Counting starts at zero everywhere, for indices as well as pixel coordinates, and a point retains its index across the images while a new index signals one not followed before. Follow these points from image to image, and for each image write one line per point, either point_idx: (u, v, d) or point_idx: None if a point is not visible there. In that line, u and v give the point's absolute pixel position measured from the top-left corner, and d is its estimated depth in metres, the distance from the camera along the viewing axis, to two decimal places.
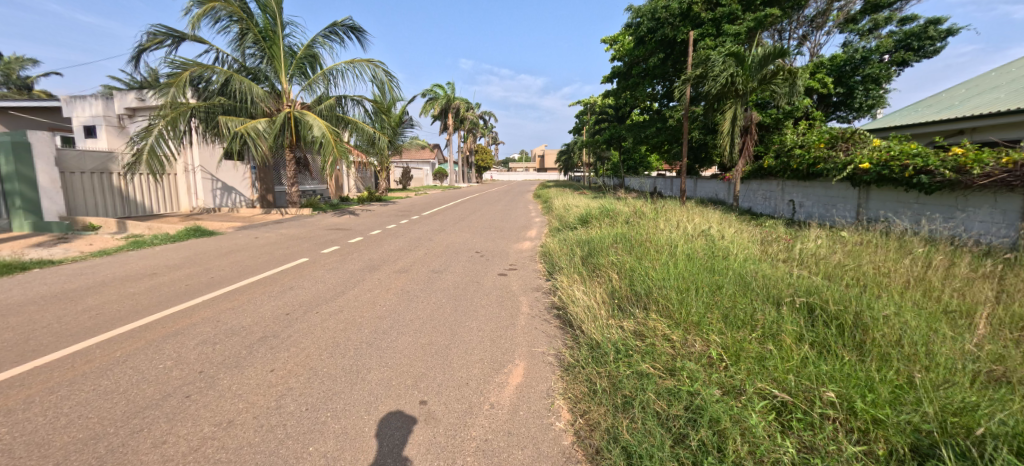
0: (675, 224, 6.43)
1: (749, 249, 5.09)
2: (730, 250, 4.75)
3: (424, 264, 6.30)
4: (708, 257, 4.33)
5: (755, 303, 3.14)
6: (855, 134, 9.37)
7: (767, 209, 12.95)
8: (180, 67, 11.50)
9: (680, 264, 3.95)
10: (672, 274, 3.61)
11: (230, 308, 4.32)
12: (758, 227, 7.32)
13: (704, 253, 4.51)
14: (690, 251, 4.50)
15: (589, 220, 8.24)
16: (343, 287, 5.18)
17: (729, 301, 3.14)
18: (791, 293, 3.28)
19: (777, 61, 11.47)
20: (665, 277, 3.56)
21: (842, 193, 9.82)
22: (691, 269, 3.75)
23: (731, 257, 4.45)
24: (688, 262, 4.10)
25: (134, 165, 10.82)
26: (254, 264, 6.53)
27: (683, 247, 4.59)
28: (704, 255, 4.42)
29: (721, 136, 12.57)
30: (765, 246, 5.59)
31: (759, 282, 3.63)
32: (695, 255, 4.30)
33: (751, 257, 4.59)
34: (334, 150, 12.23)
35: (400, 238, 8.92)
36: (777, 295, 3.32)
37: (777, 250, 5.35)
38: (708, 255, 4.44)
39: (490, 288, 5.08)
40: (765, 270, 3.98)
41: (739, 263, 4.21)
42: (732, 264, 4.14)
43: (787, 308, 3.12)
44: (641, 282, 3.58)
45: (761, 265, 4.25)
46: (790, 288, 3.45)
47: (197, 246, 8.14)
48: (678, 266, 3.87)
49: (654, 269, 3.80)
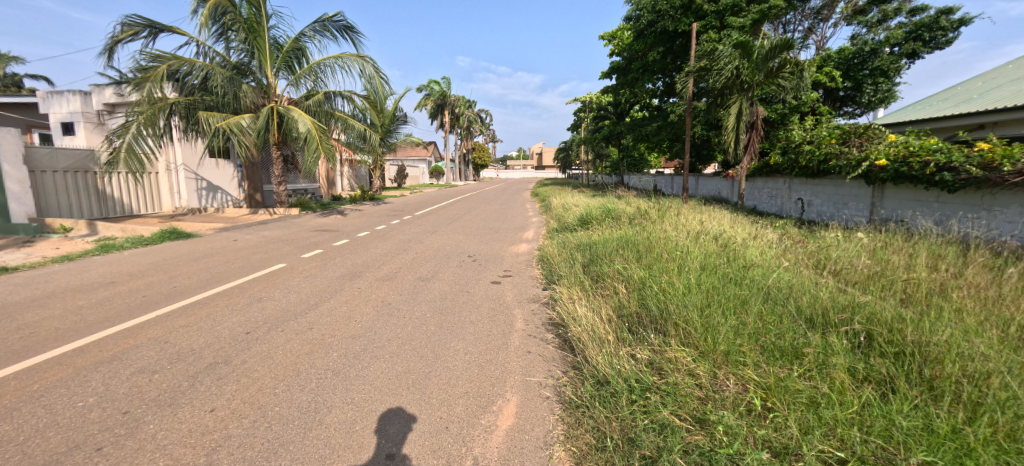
0: (682, 226, 5.93)
1: (769, 255, 4.59)
2: (749, 257, 4.24)
3: (411, 271, 5.78)
4: (727, 266, 3.82)
5: (793, 326, 2.64)
6: (869, 129, 8.87)
7: (773, 207, 12.47)
8: (156, 59, 10.87)
9: (698, 275, 3.44)
10: (691, 288, 3.10)
11: (184, 326, 3.79)
12: (770, 229, 6.82)
13: (722, 261, 3.99)
14: (706, 259, 3.98)
15: (590, 221, 7.72)
16: (318, 298, 4.66)
17: (760, 324, 2.64)
18: (831, 315, 2.78)
19: (784, 54, 10.95)
20: (683, 291, 3.05)
21: (854, 191, 9.34)
22: (711, 282, 3.24)
23: (752, 265, 3.94)
24: (706, 272, 3.59)
25: (111, 164, 10.19)
26: (227, 270, 6.00)
27: (698, 254, 4.07)
28: (722, 263, 3.90)
29: (726, 132, 12.09)
30: (786, 251, 5.09)
31: (791, 298, 3.13)
32: (713, 264, 3.79)
33: (774, 265, 4.09)
34: (320, 146, 11.76)
35: (389, 240, 8.37)
36: (816, 317, 2.81)
37: (800, 256, 4.84)
38: (726, 264, 3.93)
39: (480, 299, 4.57)
40: (794, 283, 3.46)
41: (763, 274, 3.70)
42: (756, 275, 3.63)
43: (830, 332, 2.63)
44: (654, 298, 3.07)
45: (787, 275, 3.75)
46: (829, 305, 2.94)
47: (170, 250, 7.58)
48: (695, 277, 3.35)
49: (667, 281, 3.28)
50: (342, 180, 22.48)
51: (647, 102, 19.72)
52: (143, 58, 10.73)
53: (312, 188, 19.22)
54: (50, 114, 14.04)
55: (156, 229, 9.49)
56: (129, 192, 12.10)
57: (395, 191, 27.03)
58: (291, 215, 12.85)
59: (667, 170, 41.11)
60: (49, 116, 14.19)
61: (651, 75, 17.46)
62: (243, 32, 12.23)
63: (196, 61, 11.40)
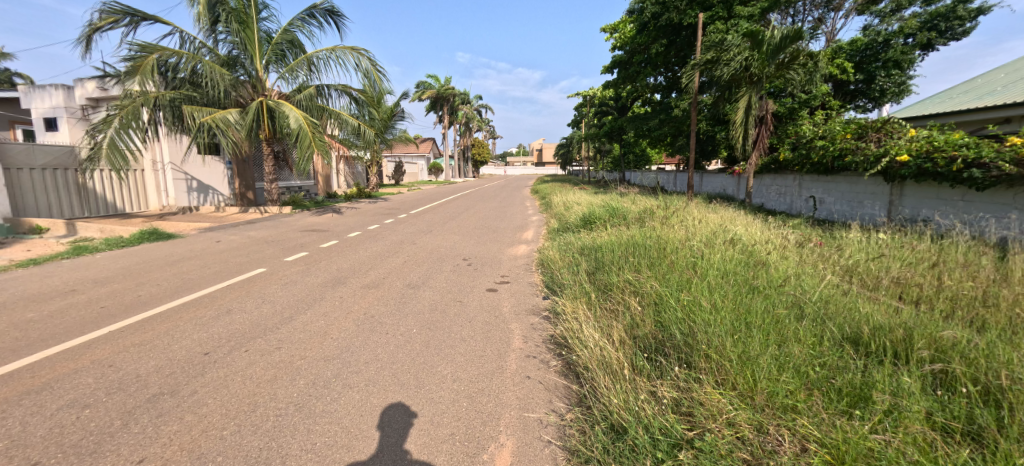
0: (694, 227, 5.48)
1: (795, 263, 4.12)
2: (774, 267, 3.78)
3: (400, 276, 5.32)
4: (753, 278, 3.37)
5: (848, 361, 2.20)
6: (889, 123, 8.38)
7: (782, 206, 11.99)
8: (145, 49, 10.28)
9: (723, 290, 3.00)
10: (718, 307, 2.66)
11: (137, 347, 3.35)
12: (785, 229, 6.37)
13: (746, 271, 3.52)
14: (727, 269, 3.53)
15: (594, 222, 7.24)
16: (294, 309, 4.20)
17: (809, 357, 2.20)
18: (895, 350, 2.33)
19: (796, 44, 10.45)
20: (709, 312, 2.60)
21: (871, 189, 8.88)
22: (739, 299, 2.80)
23: (782, 277, 3.48)
24: (731, 286, 3.15)
25: (92, 159, 9.44)
26: (201, 276, 5.55)
27: (718, 264, 3.60)
28: (747, 274, 3.44)
29: (734, 127, 11.61)
30: (812, 257, 4.63)
31: (837, 323, 2.67)
32: (737, 276, 3.34)
33: (804, 276, 3.63)
34: (311, 143, 11.16)
35: (380, 242, 7.90)
36: (874, 351, 2.37)
37: (829, 265, 4.38)
38: (750, 275, 3.47)
39: (473, 310, 4.12)
40: (837, 302, 3.00)
41: (794, 288, 3.26)
42: (787, 290, 3.19)
43: (893, 365, 2.19)
44: (676, 319, 2.63)
45: (823, 289, 3.29)
46: (887, 332, 2.48)
47: (146, 252, 7.10)
48: (722, 294, 2.89)
49: (689, 297, 2.83)
50: (337, 177, 21.99)
51: (649, 97, 19.25)
52: (129, 49, 10.18)
53: (307, 186, 18.75)
54: (33, 110, 13.61)
55: (135, 229, 9.01)
56: (114, 191, 11.64)
57: (392, 191, 23.89)
58: (282, 213, 12.36)
59: (668, 167, 40.64)
60: (32, 111, 13.76)
61: (653, 69, 16.98)
62: (231, 22, 11.61)
63: (182, 52, 10.87)
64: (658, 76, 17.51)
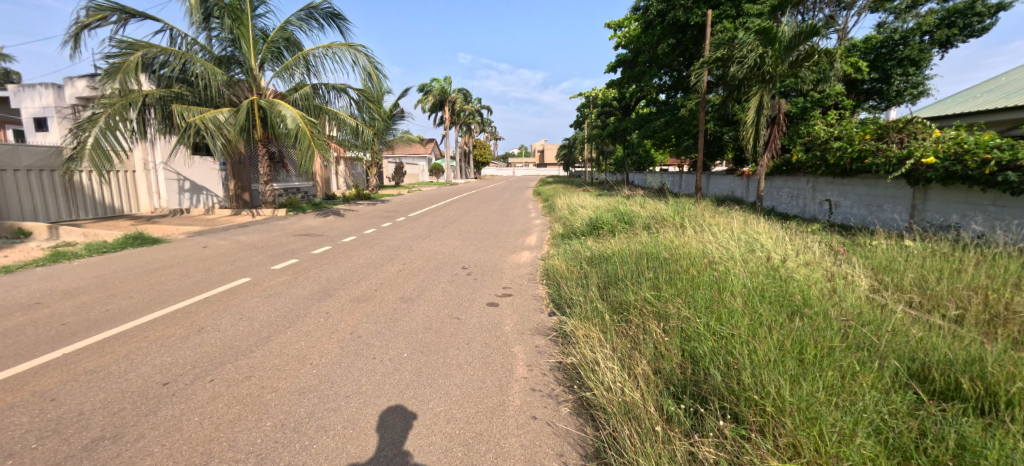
0: (710, 236, 5.07)
1: (827, 278, 3.72)
2: (808, 284, 3.39)
3: (394, 288, 4.91)
4: (789, 302, 2.98)
5: (936, 420, 1.79)
6: (911, 123, 7.94)
7: (794, 209, 11.56)
8: (130, 46, 9.88)
9: (759, 320, 2.61)
10: (761, 341, 2.27)
11: (89, 375, 2.95)
12: (805, 236, 5.95)
13: (778, 293, 3.14)
14: (757, 291, 3.14)
15: (602, 227, 6.84)
16: (273, 327, 3.79)
17: (889, 414, 1.80)
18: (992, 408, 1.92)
19: (811, 41, 10.01)
20: (754, 347, 2.21)
21: (891, 192, 8.46)
22: (782, 331, 2.42)
23: (822, 298, 3.08)
24: (767, 311, 2.76)
25: (74, 159, 9.01)
26: (179, 286, 5.15)
27: (748, 285, 3.21)
28: (782, 297, 3.05)
29: (744, 128, 11.17)
30: (841, 269, 4.24)
31: (907, 368, 2.27)
32: (771, 301, 2.95)
33: (844, 297, 3.23)
34: (311, 142, 10.77)
35: (375, 248, 7.50)
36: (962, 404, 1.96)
37: (865, 281, 3.98)
38: (784, 297, 3.08)
39: (471, 329, 3.71)
40: (896, 336, 2.59)
41: (838, 313, 2.86)
42: (830, 317, 2.80)
43: (997, 424, 1.78)
44: (714, 358, 2.23)
45: (870, 315, 2.90)
46: (977, 381, 2.07)
47: (127, 259, 6.71)
48: (762, 326, 2.49)
49: (726, 330, 2.44)
50: (337, 178, 21.65)
51: (654, 97, 18.84)
52: (114, 46, 9.77)
53: (305, 187, 18.40)
54: (22, 109, 13.28)
55: (120, 233, 8.62)
56: (104, 192, 11.26)
57: (391, 191, 24.95)
58: (276, 216, 11.97)
59: (671, 167, 40.24)
60: (22, 111, 13.43)
61: (658, 69, 16.57)
62: (224, 18, 11.23)
63: (172, 49, 10.47)
64: (663, 76, 17.12)
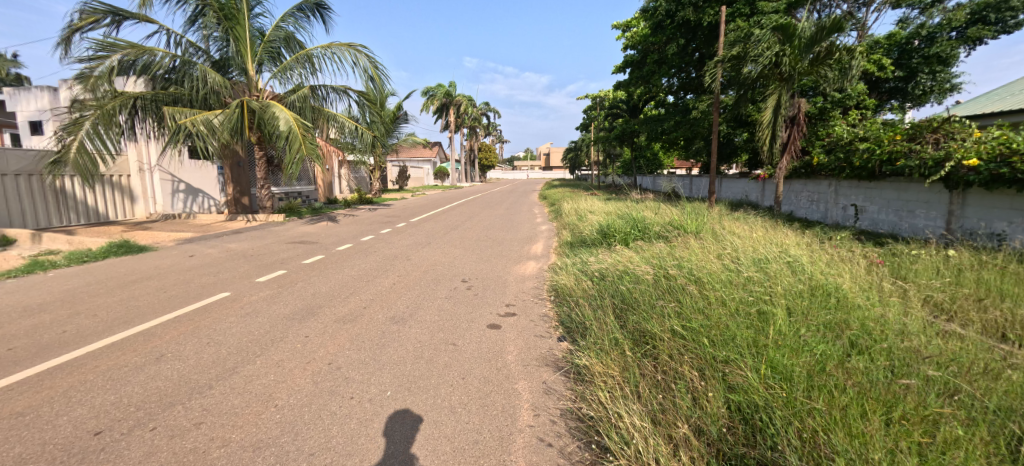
0: (735, 249, 4.55)
1: (878, 300, 3.25)
2: (864, 312, 2.90)
3: (386, 305, 4.43)
4: (844, 340, 2.55)
5: None
6: (947, 122, 7.34)
7: (815, 214, 10.94)
8: (108, 48, 9.37)
9: (820, 364, 2.16)
10: (834, 406, 1.84)
11: (12, 420, 2.49)
12: (838, 246, 5.40)
13: (829, 329, 2.70)
14: (805, 324, 2.69)
15: (614, 236, 6.31)
16: (242, 354, 3.31)
17: None
18: None
19: (835, 38, 9.46)
20: (835, 424, 1.75)
21: (924, 196, 7.89)
22: (860, 390, 1.95)
23: (882, 333, 2.64)
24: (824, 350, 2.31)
25: (58, 164, 8.63)
26: (152, 303, 4.69)
27: (793, 315, 2.75)
28: (836, 337, 2.61)
29: (760, 129, 10.57)
30: (890, 290, 3.75)
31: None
32: (825, 337, 2.50)
33: (907, 330, 2.77)
34: (302, 146, 10.24)
35: (370, 257, 7.02)
36: None
37: (918, 305, 3.51)
38: (837, 334, 2.65)
39: (466, 359, 3.19)
40: (994, 388, 2.11)
41: (906, 355, 2.42)
42: (899, 360, 2.35)
43: None
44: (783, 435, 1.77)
45: (946, 355, 2.44)
46: None
47: (105, 269, 6.27)
48: (831, 379, 2.01)
49: (790, 388, 1.97)
50: (339, 182, 21.31)
51: (662, 99, 18.34)
52: (90, 48, 9.21)
53: (306, 191, 18.02)
54: (17, 112, 13.01)
55: (106, 241, 8.20)
56: (98, 197, 10.84)
57: (395, 194, 25.63)
58: (273, 222, 11.57)
59: (680, 170, 39.62)
60: (17, 114, 13.16)
61: (667, 70, 16.05)
62: (221, 19, 10.89)
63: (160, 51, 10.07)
64: (672, 77, 16.62)
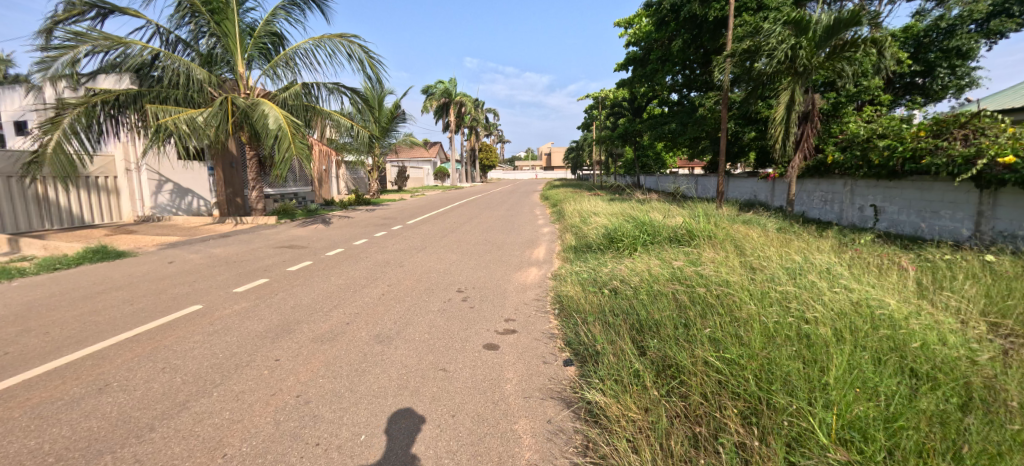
0: (760, 257, 4.09)
1: (933, 318, 2.84)
2: (925, 334, 2.50)
3: (371, 321, 3.97)
4: (911, 377, 2.17)
5: None
6: (976, 117, 6.85)
7: (829, 215, 10.47)
8: (77, 38, 8.84)
9: (901, 420, 1.76)
10: None
11: None
12: (867, 251, 4.94)
13: (888, 362, 2.29)
14: (863, 357, 2.27)
15: (622, 241, 5.85)
16: (199, 384, 2.87)
17: None
18: None
19: (853, 28, 8.97)
20: None
21: (949, 196, 7.43)
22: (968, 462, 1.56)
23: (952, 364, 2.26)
24: (897, 400, 1.90)
25: (32, 164, 8.18)
26: (114, 318, 4.24)
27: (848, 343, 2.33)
28: (898, 369, 2.24)
29: (773, 126, 10.08)
30: (940, 305, 3.33)
31: None
32: (893, 375, 2.09)
33: (979, 357, 2.38)
34: (292, 145, 9.76)
35: (361, 263, 6.56)
36: None
37: (976, 322, 3.09)
38: (899, 367, 2.26)
39: (457, 391, 2.73)
40: None
41: (988, 400, 2.02)
42: (985, 409, 1.96)
43: None
44: None
45: None
46: None
47: (75, 278, 5.83)
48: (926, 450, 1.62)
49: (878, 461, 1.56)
50: (336, 183, 20.90)
51: (665, 97, 17.90)
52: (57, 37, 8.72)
53: (302, 192, 17.59)
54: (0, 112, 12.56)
55: (83, 246, 7.76)
56: (80, 199, 10.45)
57: (394, 195, 25.21)
58: (263, 225, 11.13)
59: (682, 170, 39.29)
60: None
61: (672, 66, 15.59)
62: (210, 15, 10.45)
63: (136, 44, 9.60)
64: (676, 74, 16.18)
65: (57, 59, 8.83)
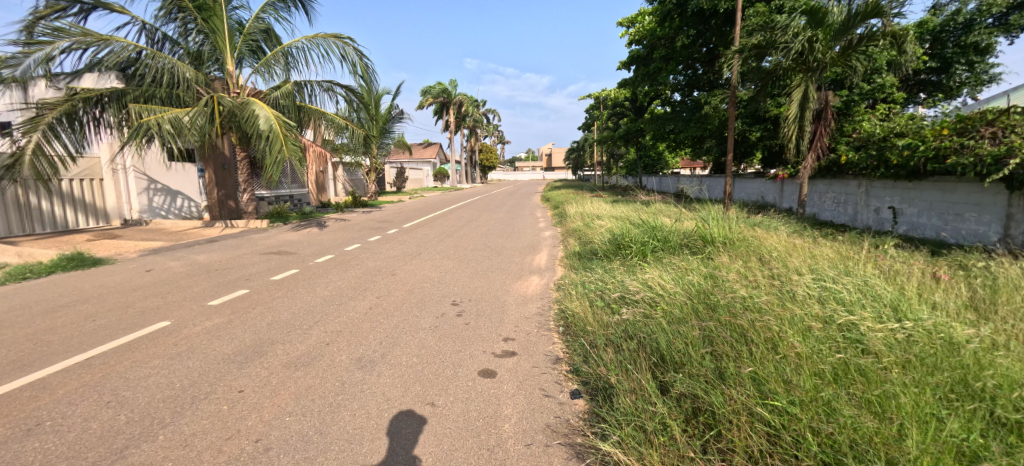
0: (786, 267, 3.68)
1: (999, 339, 2.43)
2: (1009, 364, 2.06)
3: (355, 341, 3.56)
4: (1011, 428, 1.72)
5: None
6: (1005, 114, 6.42)
7: (842, 217, 10.05)
8: (54, 33, 8.54)
9: None
10: None
11: None
12: (899, 257, 4.54)
13: (973, 404, 1.85)
14: (938, 396, 1.87)
15: (629, 247, 5.44)
16: (145, 425, 2.45)
17: None
18: None
19: (871, 21, 8.56)
20: None
21: (975, 197, 7.02)
22: None
23: None
24: None
25: (8, 167, 7.73)
26: (69, 338, 3.81)
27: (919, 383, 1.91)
28: (990, 412, 1.80)
29: (785, 124, 9.64)
30: (997, 317, 2.92)
31: None
32: (981, 425, 1.69)
33: None
34: (283, 147, 9.37)
35: (350, 271, 6.14)
36: None
37: None
38: (989, 409, 1.82)
39: (446, 433, 2.31)
40: None
41: None
42: None
43: None
44: None
45: None
46: None
47: (41, 289, 5.41)
48: None
49: None
50: (333, 184, 20.50)
51: (668, 97, 17.52)
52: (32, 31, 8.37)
53: (297, 194, 17.19)
54: None
55: (58, 252, 7.34)
56: (65, 203, 10.08)
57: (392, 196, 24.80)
58: (254, 229, 10.73)
59: (684, 171, 39.00)
60: None
61: (676, 64, 15.18)
62: (198, 11, 10.05)
63: (119, 42, 9.27)
64: (678, 73, 15.83)
65: (33, 55, 8.46)
